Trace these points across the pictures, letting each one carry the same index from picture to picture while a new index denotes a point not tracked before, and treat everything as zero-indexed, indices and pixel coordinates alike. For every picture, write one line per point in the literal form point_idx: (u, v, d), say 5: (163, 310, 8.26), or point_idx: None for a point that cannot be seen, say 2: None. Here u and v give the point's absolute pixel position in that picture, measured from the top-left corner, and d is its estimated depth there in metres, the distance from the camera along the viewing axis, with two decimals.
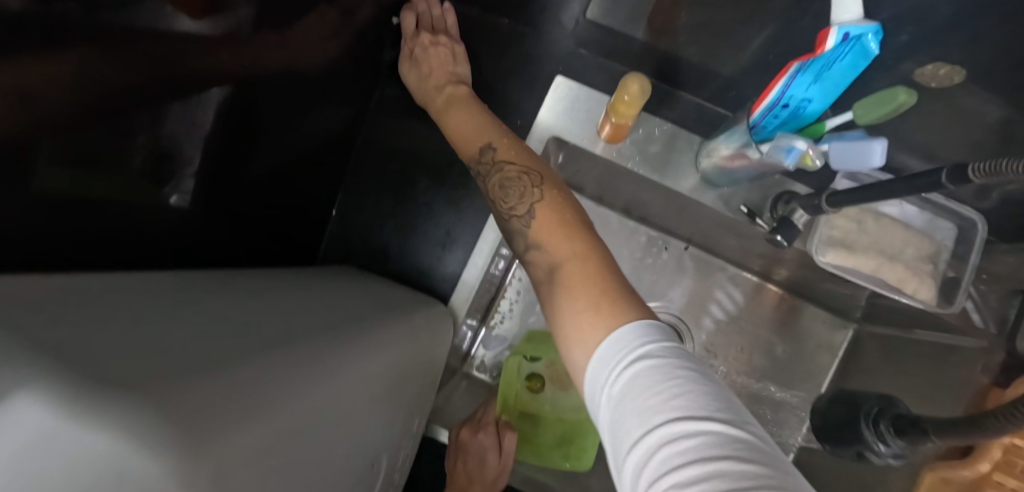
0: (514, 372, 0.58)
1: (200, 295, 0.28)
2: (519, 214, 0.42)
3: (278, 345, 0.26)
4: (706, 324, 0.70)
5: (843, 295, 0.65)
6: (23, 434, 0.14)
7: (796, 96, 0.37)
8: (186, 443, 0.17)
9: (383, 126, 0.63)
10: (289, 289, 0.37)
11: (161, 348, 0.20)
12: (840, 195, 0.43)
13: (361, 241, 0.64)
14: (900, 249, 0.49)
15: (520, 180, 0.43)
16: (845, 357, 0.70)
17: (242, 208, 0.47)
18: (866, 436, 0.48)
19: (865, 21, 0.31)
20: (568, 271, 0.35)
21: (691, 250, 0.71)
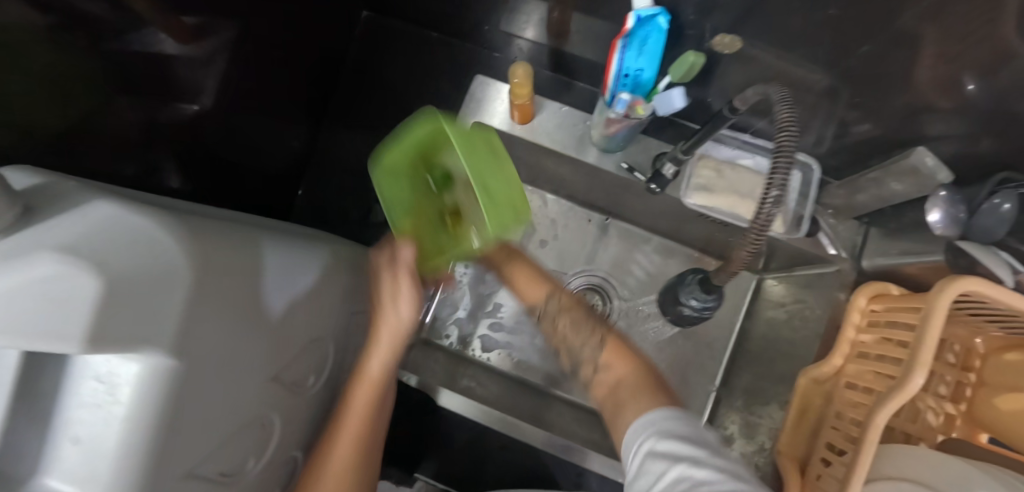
0: (391, 160, 0.48)
1: (194, 206, 0.41)
2: (588, 349, 0.54)
3: (245, 227, 0.40)
4: (629, 284, 0.82)
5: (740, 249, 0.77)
6: (105, 213, 0.28)
7: (631, 67, 0.50)
8: (187, 238, 0.30)
9: (346, 121, 0.79)
10: (263, 221, 0.50)
11: (171, 206, 0.34)
12: (689, 141, 0.55)
13: (327, 210, 0.78)
14: (751, 190, 0.61)
15: (591, 327, 0.55)
16: (751, 303, 0.81)
17: (224, 166, 0.61)
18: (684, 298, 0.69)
19: (650, 7, 0.47)
20: (628, 384, 0.47)
21: (612, 222, 0.84)
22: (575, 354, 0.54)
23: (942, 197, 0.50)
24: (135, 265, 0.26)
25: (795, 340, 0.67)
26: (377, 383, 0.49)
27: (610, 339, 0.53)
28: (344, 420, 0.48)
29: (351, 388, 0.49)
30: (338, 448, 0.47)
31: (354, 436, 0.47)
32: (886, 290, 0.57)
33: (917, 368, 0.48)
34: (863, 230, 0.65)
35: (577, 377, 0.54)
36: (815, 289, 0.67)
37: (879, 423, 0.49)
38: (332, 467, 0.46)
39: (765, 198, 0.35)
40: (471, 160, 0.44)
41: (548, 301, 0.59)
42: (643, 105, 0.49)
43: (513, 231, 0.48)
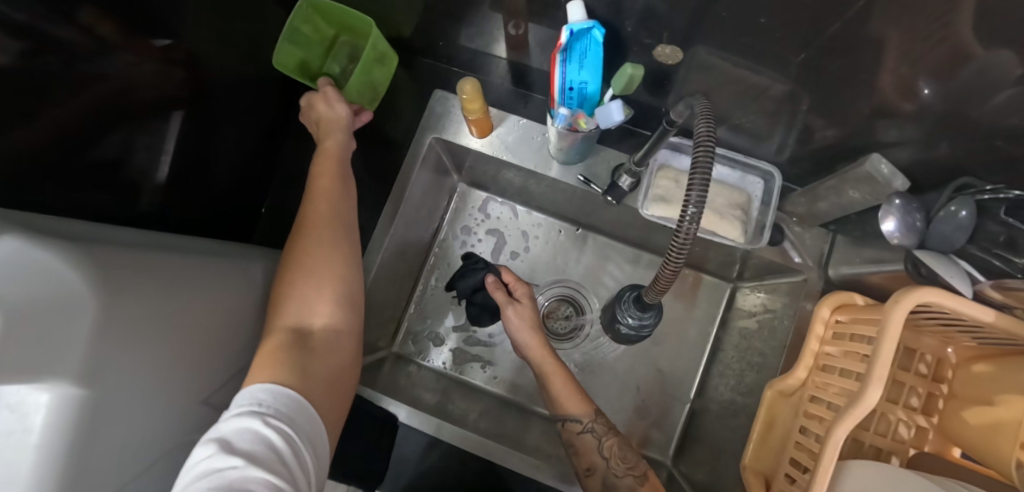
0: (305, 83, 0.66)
1: (122, 232, 0.41)
2: (626, 479, 0.54)
3: (167, 253, 0.40)
4: (602, 294, 0.81)
5: (710, 257, 0.76)
6: (11, 247, 0.27)
7: (574, 80, 0.50)
8: (95, 266, 0.30)
9: (308, 136, 0.79)
10: (206, 244, 0.50)
11: (86, 235, 0.34)
12: (641, 152, 0.54)
13: (290, 226, 0.77)
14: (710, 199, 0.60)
15: (633, 456, 0.56)
16: (726, 312, 0.80)
17: (187, 188, 0.61)
18: (621, 314, 0.69)
19: (583, 20, 0.45)
20: None
21: (584, 233, 0.84)
22: (610, 481, 0.55)
23: (896, 205, 0.48)
24: (29, 297, 0.27)
25: (765, 351, 0.66)
26: (335, 193, 0.55)
27: (649, 478, 0.54)
28: (309, 230, 0.52)
29: (313, 184, 0.56)
30: (308, 247, 0.49)
31: (322, 237, 0.51)
32: (848, 300, 0.56)
33: (872, 381, 0.46)
34: (830, 238, 0.63)
35: None
36: (784, 298, 0.66)
37: (837, 437, 0.47)
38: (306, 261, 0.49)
39: (686, 212, 0.35)
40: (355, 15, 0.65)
41: (591, 422, 0.57)
42: (586, 118, 0.52)
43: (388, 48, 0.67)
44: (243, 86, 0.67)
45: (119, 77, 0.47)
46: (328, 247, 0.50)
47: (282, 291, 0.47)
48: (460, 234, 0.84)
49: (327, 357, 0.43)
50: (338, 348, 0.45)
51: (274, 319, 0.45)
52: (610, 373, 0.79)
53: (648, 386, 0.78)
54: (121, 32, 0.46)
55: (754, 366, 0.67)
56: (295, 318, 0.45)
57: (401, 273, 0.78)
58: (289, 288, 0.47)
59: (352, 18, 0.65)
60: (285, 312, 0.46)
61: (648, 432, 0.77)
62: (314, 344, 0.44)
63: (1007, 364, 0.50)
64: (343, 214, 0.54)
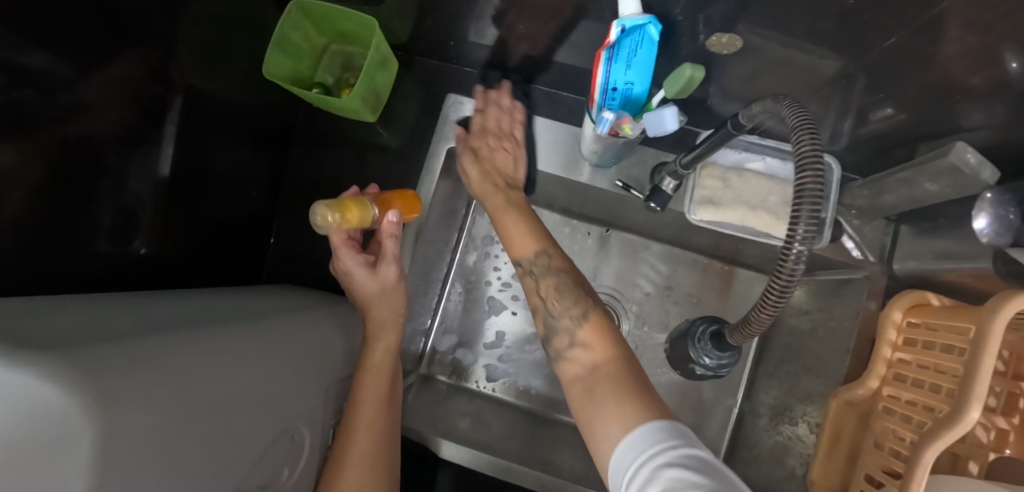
0: (301, 96, 0.58)
1: (112, 310, 0.35)
2: (565, 319, 0.47)
3: (170, 329, 0.35)
4: (638, 297, 0.76)
5: (755, 253, 0.71)
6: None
7: (619, 80, 0.44)
8: (84, 378, 0.25)
9: (309, 154, 0.72)
10: (210, 302, 0.45)
11: (66, 333, 0.28)
12: (690, 155, 0.48)
13: (300, 254, 0.71)
14: (764, 199, 0.54)
15: (574, 297, 0.48)
16: None
17: (184, 227, 0.55)
18: (694, 355, 0.68)
19: (638, 14, 0.39)
20: (603, 373, 0.40)
21: (614, 233, 0.78)
22: (549, 323, 0.47)
23: (989, 199, 0.43)
24: (15, 438, 0.21)
25: (822, 354, 0.62)
26: (377, 397, 0.50)
27: (592, 313, 0.46)
28: (344, 456, 0.47)
29: (360, 379, 0.51)
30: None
31: (362, 474, 0.46)
32: (926, 305, 0.51)
33: (968, 400, 0.42)
34: (890, 229, 0.59)
35: (546, 347, 0.47)
36: (840, 298, 0.61)
37: (926, 461, 0.43)
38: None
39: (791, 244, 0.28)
40: (356, 23, 0.58)
41: (531, 263, 0.51)
42: (632, 122, 0.43)
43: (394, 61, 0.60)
44: (238, 106, 0.60)
45: (99, 118, 0.41)
46: (367, 482, 0.46)
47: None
48: (481, 244, 0.79)
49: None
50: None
51: None
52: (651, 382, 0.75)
53: (691, 391, 0.75)
54: (97, 66, 0.40)
55: (810, 370, 0.63)
56: None
57: (424, 294, 0.72)
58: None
59: (349, 24, 0.59)
60: None
61: None
62: None
63: None
64: (383, 442, 0.49)
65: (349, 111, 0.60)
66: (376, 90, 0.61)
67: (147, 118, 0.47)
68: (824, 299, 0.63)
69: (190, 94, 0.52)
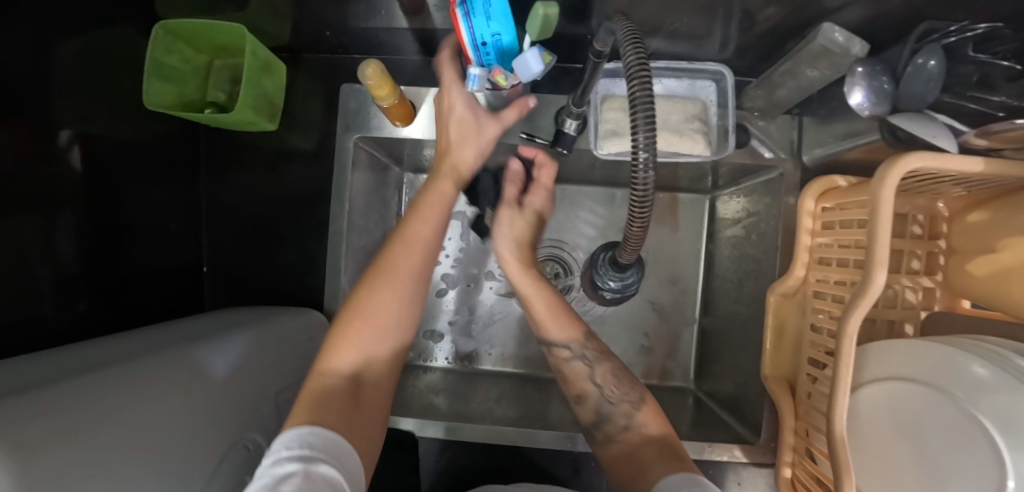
0: (194, 118, 0.57)
1: (17, 368, 0.35)
2: (623, 405, 0.50)
3: (80, 375, 0.35)
4: (584, 243, 0.78)
5: (683, 176, 0.72)
6: None
7: (485, 34, 0.43)
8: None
9: (220, 171, 0.69)
10: (134, 343, 0.45)
11: None
12: (578, 90, 0.49)
13: (237, 277, 0.69)
14: (667, 117, 0.55)
15: (630, 383, 0.52)
16: (710, 225, 0.77)
17: (112, 273, 0.55)
18: (598, 279, 0.53)
19: None
20: (648, 452, 0.45)
21: (546, 187, 0.79)
22: (604, 410, 0.51)
23: (860, 73, 0.45)
24: None
25: (758, 257, 0.63)
26: (430, 220, 0.50)
27: (647, 403, 0.51)
28: (387, 261, 0.48)
29: (419, 199, 0.51)
30: (383, 276, 0.47)
31: (415, 278, 0.48)
32: (837, 188, 0.52)
33: (875, 264, 0.44)
34: (796, 124, 0.60)
35: (597, 430, 0.51)
36: (764, 199, 0.62)
37: (852, 330, 0.46)
38: (400, 285, 0.47)
39: (636, 139, 0.30)
40: (230, 34, 0.57)
41: (581, 349, 0.54)
42: (505, 74, 0.44)
43: (279, 65, 0.60)
44: (136, 142, 0.59)
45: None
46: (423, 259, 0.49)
47: (340, 328, 0.45)
48: None
49: (367, 419, 0.43)
50: (376, 407, 0.44)
51: (322, 361, 0.44)
52: (616, 321, 0.77)
53: (652, 321, 0.77)
54: None
55: (751, 275, 0.65)
56: (350, 363, 0.44)
57: None
58: (350, 328, 0.45)
59: (220, 34, 0.57)
60: (340, 353, 0.44)
61: (665, 365, 0.77)
62: (361, 398, 0.43)
63: (1001, 209, 0.47)
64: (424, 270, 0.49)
65: (246, 123, 0.59)
66: (268, 96, 0.60)
67: (40, 161, 0.47)
68: (752, 205, 0.65)
69: (77, 137, 0.51)
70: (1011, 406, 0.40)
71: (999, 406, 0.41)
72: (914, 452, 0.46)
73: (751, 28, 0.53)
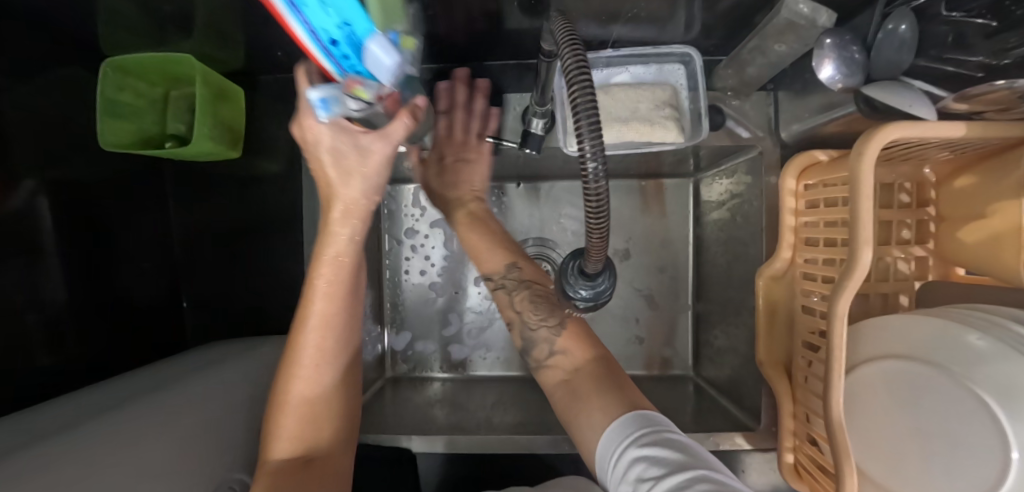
0: (154, 155, 0.56)
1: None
2: (543, 330, 0.53)
3: (51, 441, 0.34)
4: (569, 239, 0.77)
5: (662, 162, 0.70)
6: None
7: (327, 23, 0.29)
8: None
9: (190, 203, 0.68)
10: (112, 395, 0.45)
11: None
12: (538, 88, 0.47)
13: (220, 307, 0.69)
14: (635, 107, 0.53)
15: (548, 308, 0.53)
16: (696, 209, 0.75)
17: (89, 319, 0.54)
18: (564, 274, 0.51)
19: None
20: (587, 372, 0.47)
21: (524, 185, 0.77)
22: (528, 335, 0.54)
23: (828, 44, 0.43)
24: None
25: (745, 239, 0.62)
26: (333, 296, 0.44)
27: (569, 325, 0.52)
28: (297, 353, 0.44)
29: (309, 267, 0.43)
30: (293, 377, 0.44)
31: (313, 378, 0.45)
32: (819, 165, 0.50)
33: (860, 244, 0.42)
34: (771, 99, 0.58)
35: (528, 356, 0.53)
36: (746, 180, 0.60)
37: (841, 312, 0.44)
38: (305, 384, 0.44)
39: (584, 143, 0.28)
40: (179, 65, 0.55)
41: (502, 279, 0.57)
42: (365, 85, 0.32)
43: (234, 90, 0.58)
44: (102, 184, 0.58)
45: None
46: (328, 346, 0.45)
47: (273, 421, 0.44)
48: (405, 239, 0.77)
49: (328, 484, 0.42)
50: (335, 475, 0.44)
51: (266, 452, 0.43)
52: (608, 314, 0.76)
53: (645, 312, 0.76)
54: None
55: (739, 258, 0.63)
56: (291, 451, 0.43)
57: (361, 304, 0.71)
58: (280, 421, 0.44)
59: (171, 66, 0.55)
60: (279, 439, 0.43)
61: (662, 354, 0.76)
62: (314, 463, 0.43)
63: (990, 172, 0.45)
64: (341, 335, 0.46)
65: (209, 154, 0.58)
66: (227, 124, 0.58)
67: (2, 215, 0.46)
68: (735, 186, 0.63)
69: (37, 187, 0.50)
70: (1009, 377, 0.40)
71: (994, 377, 0.40)
72: (911, 424, 0.45)
73: (715, 6, 0.51)
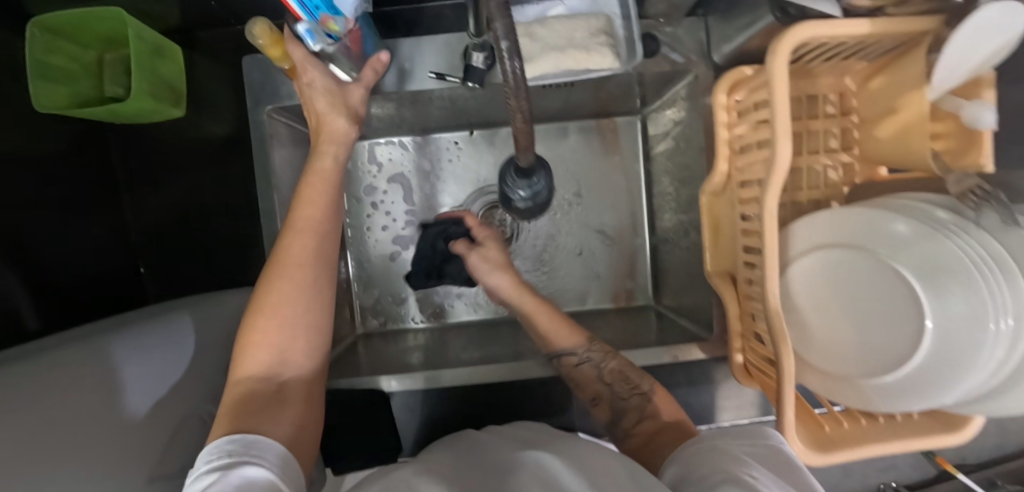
0: (94, 116, 0.55)
1: None
2: (633, 399, 0.54)
3: None
4: None
5: (608, 100, 0.72)
6: None
7: None
8: None
9: (139, 167, 0.67)
10: (68, 344, 0.45)
11: None
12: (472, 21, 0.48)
13: (181, 270, 0.69)
14: (571, 36, 0.55)
15: (636, 376, 0.55)
16: (645, 145, 0.78)
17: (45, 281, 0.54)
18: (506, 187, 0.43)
19: None
20: (669, 435, 0.49)
21: (479, 134, 0.78)
22: (618, 406, 0.55)
23: None
24: None
25: (689, 163, 0.65)
26: (316, 202, 0.50)
27: (656, 393, 0.54)
28: (281, 261, 0.48)
29: (304, 181, 0.51)
30: (271, 286, 0.47)
31: (288, 293, 0.46)
32: (746, 79, 0.53)
33: (780, 142, 0.45)
34: (702, 24, 0.60)
35: (615, 427, 0.55)
36: (685, 105, 0.63)
37: (771, 210, 0.47)
38: (282, 292, 0.46)
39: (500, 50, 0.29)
40: (110, 23, 0.54)
41: (587, 351, 0.57)
42: (335, 20, 0.48)
43: (172, 48, 0.58)
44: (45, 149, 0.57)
45: None
46: (310, 256, 0.48)
47: (246, 332, 0.46)
48: (365, 196, 0.77)
49: (291, 413, 0.44)
50: (302, 407, 0.46)
51: (236, 368, 0.45)
52: (571, 254, 0.78)
53: (606, 249, 0.79)
54: None
55: (685, 182, 0.66)
56: (260, 367, 0.45)
57: None
58: (255, 330, 0.46)
59: (100, 24, 0.54)
60: (252, 355, 0.45)
61: (625, 287, 0.79)
62: (281, 398, 0.44)
63: (896, 71, 0.49)
64: (325, 263, 0.50)
65: (152, 113, 0.57)
66: (167, 82, 0.58)
67: None
68: (677, 113, 0.66)
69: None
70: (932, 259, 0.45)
71: (918, 260, 0.46)
72: (846, 302, 0.49)
73: None
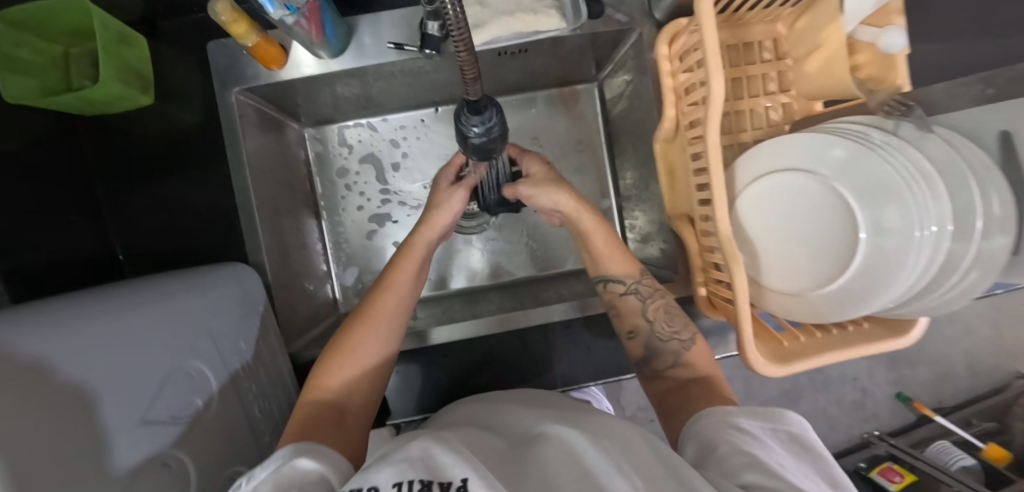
0: (64, 105, 0.57)
1: None
2: (671, 344, 0.55)
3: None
4: None
5: (564, 69, 0.76)
6: None
7: None
8: None
9: (108, 148, 0.68)
10: None
11: None
12: None
13: (158, 249, 0.70)
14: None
15: (681, 321, 0.56)
16: (604, 111, 0.82)
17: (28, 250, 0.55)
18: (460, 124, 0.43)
19: None
20: (709, 381, 0.51)
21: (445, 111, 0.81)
22: (655, 346, 0.56)
23: None
24: None
25: (642, 117, 0.68)
26: (414, 264, 0.55)
27: (696, 342, 0.55)
28: (368, 309, 0.52)
29: (401, 250, 0.56)
30: (354, 325, 0.51)
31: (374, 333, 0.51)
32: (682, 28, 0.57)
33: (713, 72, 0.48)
34: None
35: (645, 366, 0.57)
36: (632, 63, 0.67)
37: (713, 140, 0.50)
38: (359, 331, 0.51)
39: None
40: (72, 16, 0.56)
41: (636, 283, 0.58)
42: None
43: (135, 37, 0.60)
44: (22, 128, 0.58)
45: None
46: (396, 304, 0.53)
47: (325, 358, 0.50)
48: (338, 178, 0.80)
49: (350, 436, 0.46)
50: (353, 435, 0.46)
51: (305, 390, 0.49)
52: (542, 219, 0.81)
53: None
54: None
55: (641, 136, 0.70)
56: (333, 393, 0.48)
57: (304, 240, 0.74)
58: (334, 361, 0.49)
59: (65, 16, 0.56)
60: (328, 382, 0.48)
61: None
62: (342, 419, 0.47)
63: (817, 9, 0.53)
64: (410, 301, 0.54)
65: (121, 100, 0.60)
66: (132, 69, 0.60)
67: None
68: (628, 72, 0.70)
69: None
70: (866, 180, 0.49)
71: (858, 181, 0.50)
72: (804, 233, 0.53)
73: None
